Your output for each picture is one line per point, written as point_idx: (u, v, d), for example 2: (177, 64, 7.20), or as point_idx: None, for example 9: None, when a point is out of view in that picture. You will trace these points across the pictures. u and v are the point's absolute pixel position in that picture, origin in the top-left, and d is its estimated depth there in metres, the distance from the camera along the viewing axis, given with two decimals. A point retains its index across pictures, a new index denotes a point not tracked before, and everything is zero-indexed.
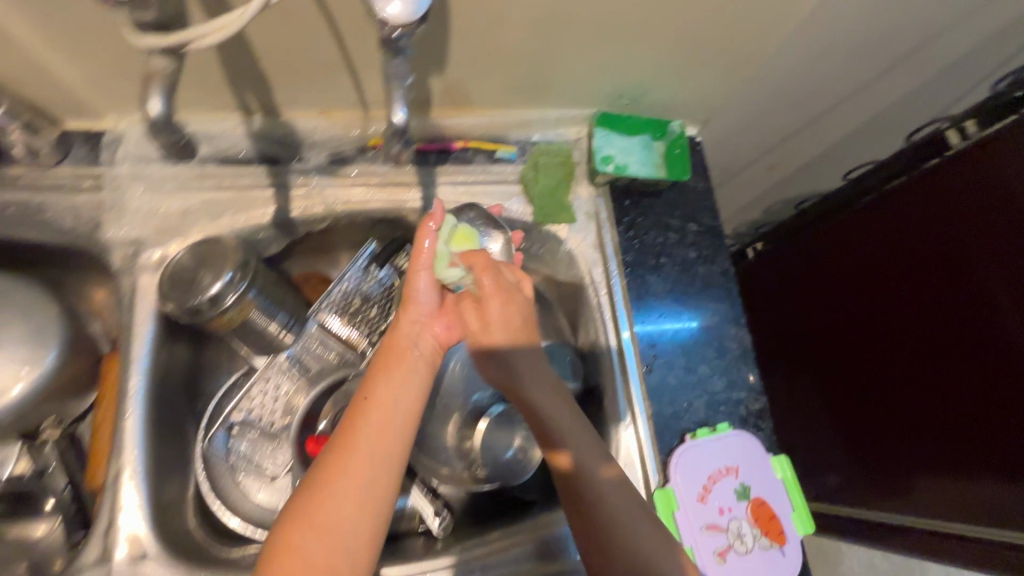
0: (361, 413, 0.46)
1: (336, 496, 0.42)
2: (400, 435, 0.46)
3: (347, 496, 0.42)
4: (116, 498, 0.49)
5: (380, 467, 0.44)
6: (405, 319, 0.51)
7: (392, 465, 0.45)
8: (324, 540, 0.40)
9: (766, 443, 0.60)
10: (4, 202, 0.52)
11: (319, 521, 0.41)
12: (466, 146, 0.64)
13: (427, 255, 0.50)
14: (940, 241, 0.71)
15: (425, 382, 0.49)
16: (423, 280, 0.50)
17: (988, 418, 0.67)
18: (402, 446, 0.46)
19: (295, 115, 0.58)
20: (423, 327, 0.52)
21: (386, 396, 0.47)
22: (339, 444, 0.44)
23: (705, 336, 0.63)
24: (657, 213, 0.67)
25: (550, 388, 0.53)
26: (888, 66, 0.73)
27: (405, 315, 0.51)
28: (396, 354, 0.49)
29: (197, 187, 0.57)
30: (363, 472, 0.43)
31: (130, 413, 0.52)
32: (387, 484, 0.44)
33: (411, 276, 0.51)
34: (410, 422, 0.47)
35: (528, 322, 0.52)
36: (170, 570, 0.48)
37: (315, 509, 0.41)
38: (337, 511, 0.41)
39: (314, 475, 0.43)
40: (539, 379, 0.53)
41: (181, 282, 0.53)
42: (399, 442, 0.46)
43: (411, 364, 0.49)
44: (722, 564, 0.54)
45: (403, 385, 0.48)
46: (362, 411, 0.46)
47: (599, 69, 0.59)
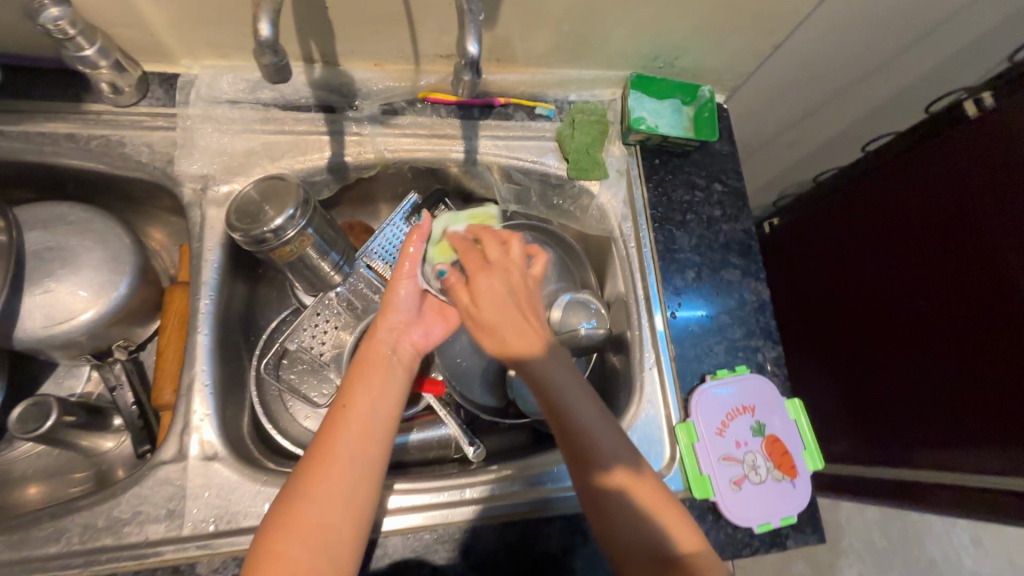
0: (338, 421, 0.46)
1: (318, 501, 0.42)
2: (380, 439, 0.46)
3: (329, 502, 0.42)
4: (189, 405, 0.54)
5: (361, 473, 0.44)
6: (382, 327, 0.52)
7: (373, 470, 0.45)
8: (310, 543, 0.41)
9: (781, 388, 0.64)
10: (90, 136, 0.58)
11: (304, 527, 0.41)
12: (507, 102, 0.68)
13: (411, 265, 0.53)
14: (956, 208, 0.75)
15: (402, 388, 0.50)
16: (405, 289, 0.52)
17: (991, 376, 0.70)
18: (382, 451, 0.46)
19: (352, 66, 0.62)
20: (402, 334, 0.53)
21: (363, 402, 0.47)
22: (320, 451, 0.44)
23: (727, 287, 0.67)
24: (685, 173, 0.71)
25: (565, 376, 0.50)
26: (912, 41, 0.76)
27: (383, 323, 0.52)
28: (374, 361, 0.50)
29: (261, 130, 0.61)
30: (346, 476, 0.44)
31: (201, 330, 0.57)
32: (370, 486, 0.44)
33: (394, 285, 0.53)
34: (392, 424, 0.48)
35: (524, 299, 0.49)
36: (236, 470, 0.52)
37: (299, 514, 0.41)
38: (320, 515, 0.42)
39: (294, 481, 0.44)
40: (552, 373, 0.49)
41: (247, 214, 0.56)
42: (379, 445, 0.46)
43: (386, 370, 0.50)
44: (737, 490, 0.58)
45: (380, 391, 0.49)
46: (339, 419, 0.46)
47: (639, 29, 0.62)
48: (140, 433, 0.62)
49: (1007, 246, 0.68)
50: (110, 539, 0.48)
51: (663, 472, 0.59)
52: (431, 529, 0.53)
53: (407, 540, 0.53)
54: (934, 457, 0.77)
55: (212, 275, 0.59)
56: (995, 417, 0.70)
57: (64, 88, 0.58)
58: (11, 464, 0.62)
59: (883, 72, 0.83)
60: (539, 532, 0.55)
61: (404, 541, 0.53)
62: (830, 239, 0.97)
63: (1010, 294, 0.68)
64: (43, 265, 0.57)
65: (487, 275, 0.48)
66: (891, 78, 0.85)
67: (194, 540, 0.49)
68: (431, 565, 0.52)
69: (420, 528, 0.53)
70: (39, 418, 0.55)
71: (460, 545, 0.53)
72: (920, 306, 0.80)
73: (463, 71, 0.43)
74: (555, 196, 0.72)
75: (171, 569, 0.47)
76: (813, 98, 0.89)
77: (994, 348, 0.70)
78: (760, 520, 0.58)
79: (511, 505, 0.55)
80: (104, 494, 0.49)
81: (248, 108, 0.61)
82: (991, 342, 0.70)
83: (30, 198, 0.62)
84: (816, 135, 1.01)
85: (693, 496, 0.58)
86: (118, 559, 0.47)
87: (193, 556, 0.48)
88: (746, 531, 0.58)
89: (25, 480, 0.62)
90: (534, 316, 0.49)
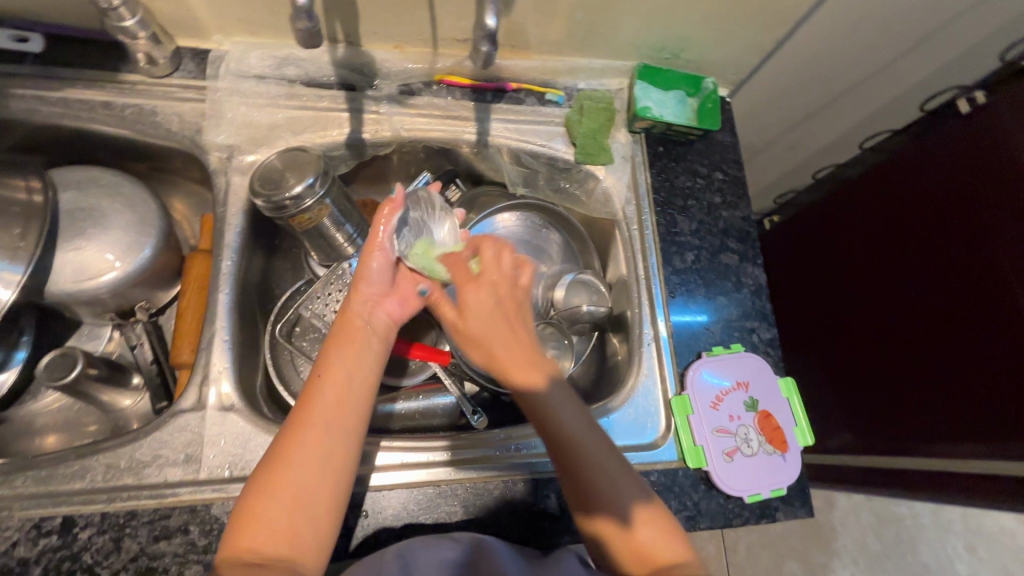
0: (315, 390, 0.47)
1: (295, 468, 0.43)
2: (357, 408, 0.47)
3: (305, 468, 0.43)
4: (212, 359, 0.57)
5: (337, 441, 0.45)
6: (358, 299, 0.53)
7: (349, 439, 0.46)
8: (286, 507, 0.42)
9: (774, 367, 0.67)
10: (125, 104, 0.61)
11: (282, 491, 0.42)
12: (519, 88, 0.71)
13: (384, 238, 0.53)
14: (947, 204, 0.78)
15: (379, 360, 0.51)
16: (377, 262, 0.53)
17: (978, 366, 0.73)
18: (357, 419, 0.47)
19: (374, 47, 0.65)
20: (376, 305, 0.53)
21: (340, 371, 0.48)
22: (298, 418, 0.45)
23: (725, 271, 0.70)
24: (687, 161, 0.74)
25: (564, 393, 0.52)
26: (911, 44, 0.79)
27: (356, 296, 0.53)
28: (350, 332, 0.51)
29: (285, 105, 0.65)
30: (322, 443, 0.45)
31: (223, 290, 0.60)
32: (346, 457, 0.46)
33: (365, 257, 0.53)
34: (369, 394, 0.48)
35: (512, 314, 0.52)
36: (252, 421, 0.55)
37: (277, 479, 0.43)
38: (296, 481, 0.43)
39: (274, 446, 0.45)
40: (564, 402, 0.52)
41: (269, 181, 0.59)
42: (356, 414, 0.47)
43: (363, 341, 0.51)
44: (730, 461, 0.61)
45: (357, 362, 0.49)
46: (315, 389, 0.47)
47: (647, 20, 0.65)
48: (158, 390, 0.65)
49: (994, 240, 0.71)
50: (130, 479, 0.50)
51: (658, 443, 0.62)
52: (432, 483, 0.56)
53: (410, 494, 0.55)
54: (928, 446, 0.80)
55: (234, 239, 0.62)
56: (984, 406, 0.72)
57: (103, 59, 0.61)
58: (34, 416, 0.65)
59: (883, 74, 0.86)
60: (539, 492, 0.57)
61: (406, 496, 0.55)
62: (827, 236, 0.99)
63: (997, 287, 0.71)
64: (75, 224, 0.61)
65: (475, 287, 0.53)
66: (891, 81, 0.88)
67: (209, 483, 0.51)
68: (433, 518, 0.55)
69: (418, 483, 0.56)
70: (66, 367, 0.57)
71: (462, 500, 0.56)
72: (912, 300, 0.82)
73: (479, 42, 0.46)
74: (562, 180, 0.75)
75: (188, 509, 0.50)
76: (814, 99, 0.92)
77: (981, 339, 0.73)
78: (751, 490, 0.60)
79: (511, 465, 0.59)
80: (126, 437, 0.52)
81: (273, 83, 0.65)
82: (979, 334, 0.73)
83: (66, 163, 0.66)
84: (818, 136, 1.04)
85: (687, 466, 0.61)
86: (138, 497, 0.50)
87: (208, 498, 0.51)
88: (737, 501, 0.61)
89: (46, 431, 0.65)
90: (519, 326, 0.52)
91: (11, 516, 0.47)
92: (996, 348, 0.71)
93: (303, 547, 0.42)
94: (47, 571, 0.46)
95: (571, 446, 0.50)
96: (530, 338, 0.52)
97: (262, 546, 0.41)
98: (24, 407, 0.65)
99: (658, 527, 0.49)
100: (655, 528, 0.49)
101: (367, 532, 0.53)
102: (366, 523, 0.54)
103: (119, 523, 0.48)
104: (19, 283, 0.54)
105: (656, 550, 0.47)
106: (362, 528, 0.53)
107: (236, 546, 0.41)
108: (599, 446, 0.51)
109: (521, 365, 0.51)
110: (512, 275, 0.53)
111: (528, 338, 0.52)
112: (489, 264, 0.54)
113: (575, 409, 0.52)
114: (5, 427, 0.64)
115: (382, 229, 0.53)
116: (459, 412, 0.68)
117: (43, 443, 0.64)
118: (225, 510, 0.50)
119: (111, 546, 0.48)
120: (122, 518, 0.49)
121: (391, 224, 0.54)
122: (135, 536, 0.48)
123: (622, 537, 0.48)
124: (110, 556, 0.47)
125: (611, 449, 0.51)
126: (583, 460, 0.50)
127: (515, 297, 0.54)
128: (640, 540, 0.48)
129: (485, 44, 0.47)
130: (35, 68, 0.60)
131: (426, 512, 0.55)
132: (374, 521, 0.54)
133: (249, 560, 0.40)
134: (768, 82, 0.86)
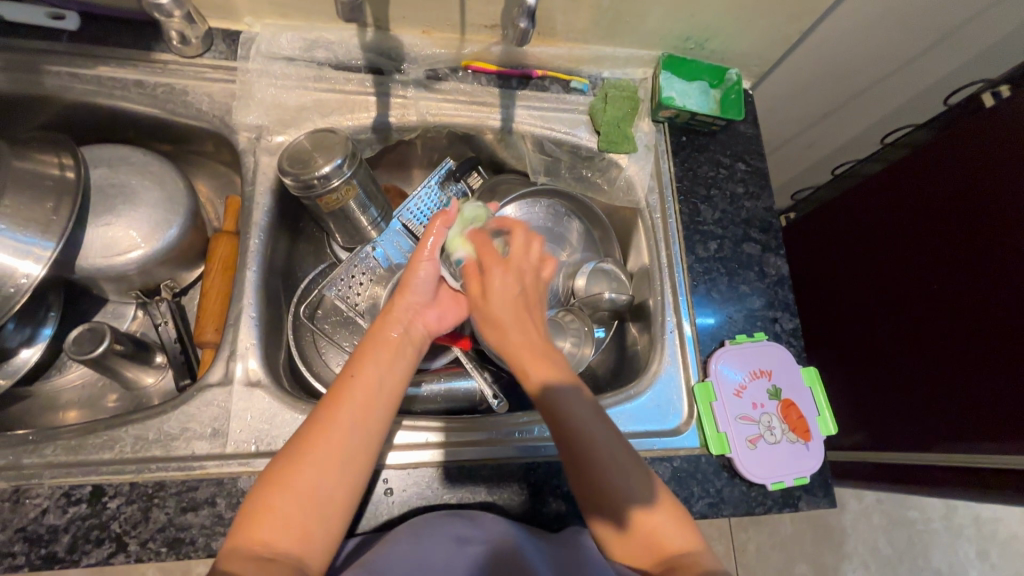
0: (344, 387, 0.47)
1: (315, 466, 0.43)
2: (383, 411, 0.47)
3: (324, 468, 0.43)
4: (238, 335, 0.57)
5: (361, 444, 0.45)
6: (398, 306, 0.53)
7: (371, 442, 0.46)
8: (303, 502, 0.42)
9: (797, 357, 0.67)
10: (157, 83, 0.62)
11: (299, 487, 0.42)
12: (544, 75, 0.72)
13: (431, 251, 0.55)
14: (967, 202, 0.77)
15: (411, 367, 0.51)
16: (424, 272, 0.54)
17: (994, 364, 0.73)
18: (382, 424, 0.47)
19: (402, 31, 0.66)
20: (416, 314, 0.54)
21: (371, 372, 0.48)
22: (324, 414, 0.45)
23: (747, 260, 0.70)
24: (710, 152, 0.74)
25: (581, 397, 0.50)
26: (936, 40, 0.79)
27: (400, 302, 0.53)
28: (385, 335, 0.51)
29: (313, 87, 0.65)
30: (347, 442, 0.45)
31: (250, 267, 0.60)
32: (366, 461, 0.45)
33: (413, 267, 0.54)
34: (395, 399, 0.48)
35: (531, 300, 0.53)
36: (277, 397, 0.55)
37: (295, 475, 0.42)
38: (316, 479, 0.43)
39: (296, 439, 0.45)
40: (571, 390, 0.49)
41: (299, 161, 0.59)
42: (380, 419, 0.47)
43: (396, 344, 0.51)
44: (753, 448, 0.61)
45: (389, 367, 0.49)
46: (344, 386, 0.47)
47: (672, 10, 0.65)
48: (181, 367, 0.65)
49: (1015, 238, 0.71)
50: (158, 451, 0.51)
51: (680, 429, 0.62)
52: (455, 463, 0.56)
53: (434, 473, 0.56)
54: (944, 444, 0.79)
55: (261, 218, 0.62)
56: (1000, 404, 0.72)
57: (136, 39, 0.62)
58: (58, 392, 0.66)
59: (905, 71, 0.86)
60: (562, 474, 0.57)
61: (431, 474, 0.56)
62: (843, 232, 0.99)
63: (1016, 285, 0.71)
64: (105, 200, 0.61)
65: (503, 271, 0.53)
66: (914, 79, 0.87)
67: (236, 457, 0.52)
68: (457, 497, 0.55)
69: (435, 463, 0.56)
70: (94, 340, 0.57)
71: (486, 480, 0.56)
72: (927, 298, 0.82)
73: (517, 19, 0.50)
74: (584, 168, 0.75)
75: (215, 482, 0.50)
76: (835, 95, 0.92)
77: (999, 337, 0.73)
78: (774, 478, 0.60)
79: (534, 447, 0.59)
80: (154, 410, 0.52)
81: (302, 65, 0.65)
82: (997, 333, 0.73)
83: (96, 141, 0.67)
84: (837, 135, 1.04)
85: (710, 452, 0.61)
86: (166, 469, 0.50)
87: (235, 471, 0.51)
88: (760, 489, 0.60)
89: (69, 406, 0.65)
90: (540, 315, 0.53)
91: (41, 483, 0.48)
92: (1016, 341, 0.70)
93: (314, 545, 0.42)
94: (76, 539, 0.47)
95: (582, 444, 0.47)
96: (543, 330, 0.53)
97: (277, 541, 0.40)
98: (49, 382, 0.66)
99: (675, 524, 0.46)
100: (664, 516, 0.46)
101: (393, 509, 0.54)
102: (392, 501, 0.54)
103: (147, 493, 0.49)
104: (49, 258, 0.55)
105: (667, 539, 0.45)
106: (389, 506, 0.54)
107: (250, 536, 0.40)
108: (605, 431, 0.49)
109: (533, 355, 0.50)
110: (536, 266, 0.55)
111: (541, 334, 0.52)
112: (522, 251, 0.55)
113: (581, 400, 0.50)
114: (30, 402, 0.65)
115: (432, 240, 0.55)
116: (479, 397, 0.68)
117: (66, 418, 0.65)
118: (250, 484, 0.50)
119: (140, 516, 0.48)
120: (150, 489, 0.49)
121: (439, 237, 0.55)
122: (163, 507, 0.49)
123: (632, 534, 0.46)
124: (138, 525, 0.48)
125: (627, 450, 0.49)
126: (596, 458, 0.47)
127: (535, 286, 0.55)
128: (652, 530, 0.45)
129: (523, 20, 0.51)
130: (71, 46, 0.61)
131: (450, 491, 0.55)
132: (400, 499, 0.54)
133: (261, 554, 0.39)
134: (788, 75, 0.87)
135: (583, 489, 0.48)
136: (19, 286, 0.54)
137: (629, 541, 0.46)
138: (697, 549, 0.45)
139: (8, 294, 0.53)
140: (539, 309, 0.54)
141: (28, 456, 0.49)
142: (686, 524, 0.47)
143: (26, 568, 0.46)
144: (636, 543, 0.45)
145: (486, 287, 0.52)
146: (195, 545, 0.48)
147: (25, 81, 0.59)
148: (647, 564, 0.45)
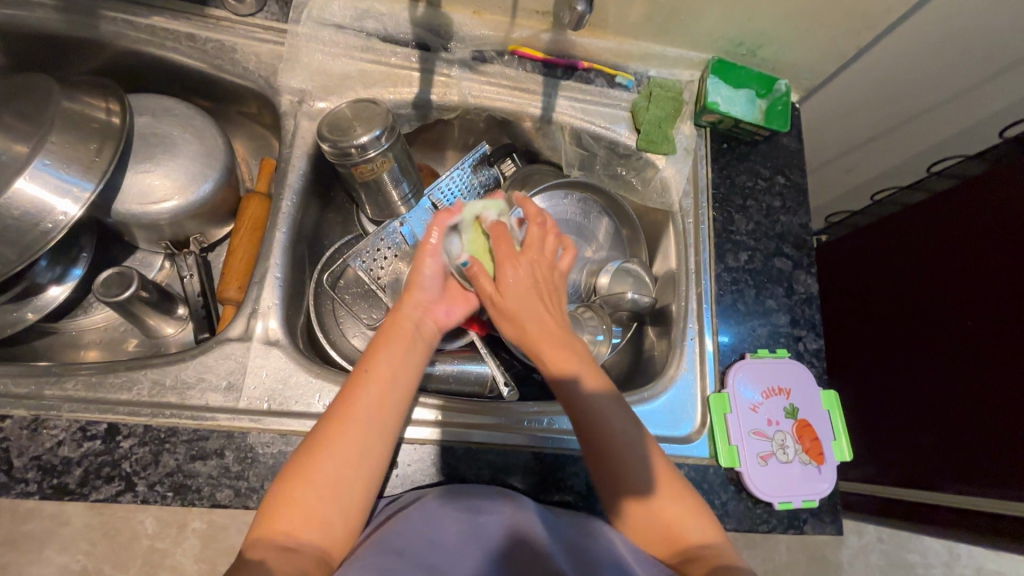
0: (358, 383, 0.46)
1: (332, 460, 0.43)
2: (396, 406, 0.47)
3: (341, 461, 0.43)
4: (263, 294, 0.57)
5: (377, 435, 0.45)
6: (409, 304, 0.52)
7: (387, 434, 0.46)
8: (325, 495, 0.42)
9: (818, 378, 0.65)
10: (208, 39, 0.63)
11: (319, 481, 0.42)
12: (590, 67, 0.71)
13: (435, 245, 0.53)
14: (1007, 240, 0.74)
15: (422, 357, 0.51)
16: (430, 266, 0.53)
17: (1013, 410, 0.71)
18: (397, 416, 0.47)
19: (453, 9, 0.66)
20: (427, 311, 0.53)
21: (385, 369, 0.47)
22: (339, 411, 0.45)
23: (778, 275, 0.69)
24: (751, 161, 0.73)
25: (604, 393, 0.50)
26: (994, 73, 0.76)
27: (408, 301, 0.52)
28: (395, 329, 0.50)
29: (360, 57, 0.66)
30: (363, 436, 0.44)
31: (280, 228, 0.61)
32: (381, 452, 0.45)
33: (418, 265, 0.53)
34: (408, 394, 0.48)
35: (548, 291, 0.52)
36: (295, 360, 0.55)
37: (313, 469, 0.43)
38: (333, 472, 0.43)
39: (313, 437, 0.45)
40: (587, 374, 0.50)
41: (337, 128, 0.59)
42: (395, 412, 0.47)
43: (409, 340, 0.50)
44: (764, 465, 0.60)
45: (401, 359, 0.49)
46: (359, 382, 0.47)
47: (727, 14, 0.64)
48: (201, 321, 0.65)
49: None
50: (173, 398, 0.52)
51: (691, 437, 0.61)
52: (460, 443, 0.56)
53: (431, 450, 0.55)
54: (954, 487, 0.77)
55: (296, 180, 0.63)
56: (1009, 450, 0.70)
57: None
58: (81, 331, 0.68)
59: (958, 103, 0.83)
60: (566, 470, 0.57)
61: (434, 452, 0.55)
62: (876, 259, 0.96)
63: None
64: (147, 147, 0.62)
65: (517, 266, 0.51)
66: (967, 112, 0.84)
67: (247, 413, 0.52)
68: (459, 476, 0.55)
69: (434, 441, 0.56)
70: (122, 285, 0.58)
71: (489, 463, 0.56)
72: (958, 334, 0.79)
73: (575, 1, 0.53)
74: (619, 165, 0.74)
75: (225, 434, 0.51)
76: (883, 119, 0.90)
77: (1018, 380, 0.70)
78: (782, 497, 0.59)
79: (541, 437, 0.58)
80: (173, 357, 0.53)
81: (351, 34, 0.66)
82: (1018, 378, 0.70)
83: (142, 90, 0.68)
84: (879, 162, 1.01)
85: (719, 464, 0.60)
86: (179, 415, 0.51)
87: (245, 427, 0.51)
88: (766, 507, 0.59)
89: (91, 346, 0.67)
90: (553, 306, 0.51)
91: (59, 416, 0.49)
92: None
93: (334, 535, 0.42)
94: (88, 473, 0.48)
95: (616, 458, 0.48)
96: (563, 319, 0.51)
97: (296, 530, 0.41)
98: (74, 321, 0.67)
99: (695, 519, 0.48)
100: (682, 506, 0.48)
101: (396, 482, 0.54)
102: (396, 474, 0.54)
103: (160, 437, 0.50)
104: (87, 200, 0.54)
105: (685, 530, 0.47)
106: (391, 478, 0.54)
107: (269, 527, 0.41)
108: (629, 433, 0.49)
109: (555, 346, 0.50)
110: (549, 258, 0.53)
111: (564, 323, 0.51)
112: (535, 242, 0.53)
113: (618, 414, 0.50)
114: (54, 338, 0.66)
115: (433, 238, 0.52)
116: (489, 384, 0.67)
117: (87, 357, 0.67)
118: (259, 441, 0.51)
119: (151, 459, 0.49)
120: (163, 433, 0.50)
121: (443, 230, 0.53)
122: (173, 452, 0.50)
123: (647, 525, 0.48)
124: (148, 468, 0.49)
125: (637, 437, 0.50)
126: (626, 464, 0.48)
127: (551, 276, 0.53)
128: (671, 526, 0.47)
129: (581, 4, 0.54)
130: None
131: (452, 470, 0.55)
132: (403, 473, 0.54)
133: (283, 542, 0.40)
134: (836, 93, 0.85)
135: (615, 492, 0.49)
136: (57, 222, 0.53)
137: (647, 535, 0.48)
138: (713, 539, 0.47)
139: (46, 229, 0.53)
140: (556, 298, 0.52)
141: (50, 387, 0.50)
142: (704, 515, 0.48)
143: (37, 496, 0.47)
144: (652, 533, 0.48)
145: (499, 282, 0.51)
146: (201, 494, 0.49)
147: (82, 23, 0.60)
148: (664, 555, 0.47)
